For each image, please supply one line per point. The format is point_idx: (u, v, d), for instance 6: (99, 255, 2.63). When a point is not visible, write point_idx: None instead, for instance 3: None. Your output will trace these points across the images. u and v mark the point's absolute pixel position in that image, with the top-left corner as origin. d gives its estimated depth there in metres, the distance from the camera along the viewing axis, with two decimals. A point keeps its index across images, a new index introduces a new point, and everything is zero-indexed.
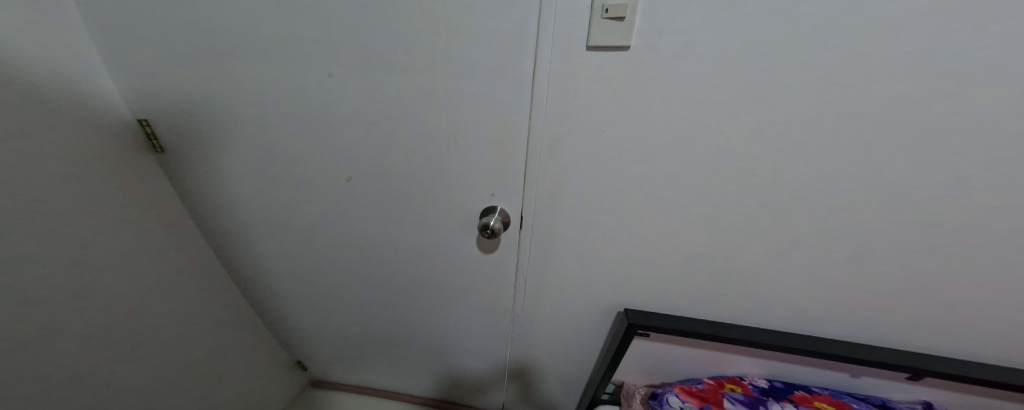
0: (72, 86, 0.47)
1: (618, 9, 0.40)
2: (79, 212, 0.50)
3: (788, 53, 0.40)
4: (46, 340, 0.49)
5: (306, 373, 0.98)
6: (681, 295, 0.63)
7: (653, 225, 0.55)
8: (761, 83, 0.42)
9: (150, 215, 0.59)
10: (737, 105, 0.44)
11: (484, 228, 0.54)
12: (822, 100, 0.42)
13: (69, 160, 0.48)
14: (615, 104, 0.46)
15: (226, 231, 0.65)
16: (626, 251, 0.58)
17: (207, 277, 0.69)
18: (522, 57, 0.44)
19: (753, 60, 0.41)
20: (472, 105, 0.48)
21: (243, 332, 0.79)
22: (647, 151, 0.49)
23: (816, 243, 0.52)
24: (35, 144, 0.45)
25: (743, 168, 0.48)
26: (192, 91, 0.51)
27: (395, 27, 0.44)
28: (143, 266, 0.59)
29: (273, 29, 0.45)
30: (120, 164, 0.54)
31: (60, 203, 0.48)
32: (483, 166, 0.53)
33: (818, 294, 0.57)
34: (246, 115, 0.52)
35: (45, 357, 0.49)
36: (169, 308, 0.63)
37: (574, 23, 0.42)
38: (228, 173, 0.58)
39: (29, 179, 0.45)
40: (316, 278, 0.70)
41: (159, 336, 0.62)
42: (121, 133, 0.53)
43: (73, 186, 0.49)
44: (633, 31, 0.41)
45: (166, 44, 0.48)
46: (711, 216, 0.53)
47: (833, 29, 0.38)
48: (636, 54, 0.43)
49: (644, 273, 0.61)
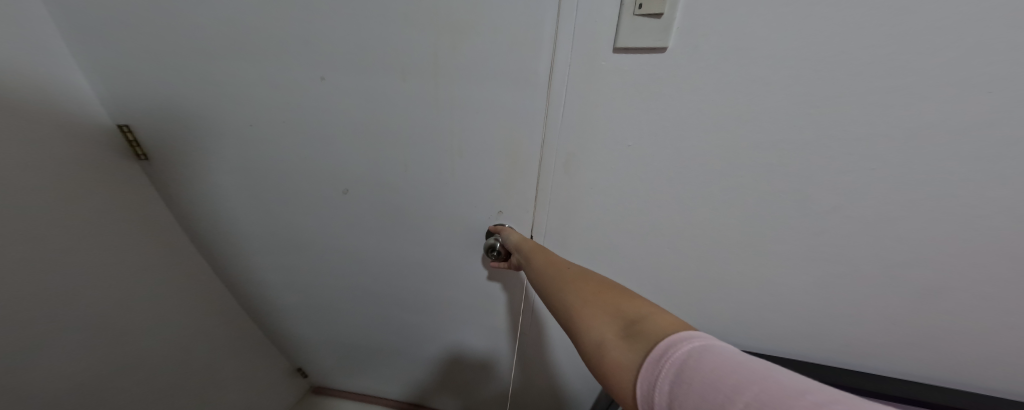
0: (46, 90, 0.43)
1: (654, 4, 0.34)
2: (64, 225, 0.47)
3: (858, 59, 0.33)
4: (42, 359, 0.47)
5: (305, 379, 0.96)
6: (703, 323, 0.57)
7: (677, 249, 0.50)
8: (822, 94, 0.36)
9: (139, 225, 0.56)
10: (791, 119, 0.37)
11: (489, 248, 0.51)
12: (894, 116, 0.35)
13: (47, 170, 0.44)
14: (644, 115, 0.40)
15: (219, 240, 0.61)
16: (645, 275, 0.54)
17: (202, 285, 0.67)
18: (537, 61, 0.39)
19: (815, 65, 0.34)
20: (478, 114, 0.42)
21: (242, 339, 0.77)
22: (676, 169, 0.43)
23: (866, 276, 0.46)
24: (17, 155, 0.41)
25: (788, 191, 0.42)
26: (172, 94, 0.46)
27: (391, 22, 0.38)
28: (135, 277, 0.56)
29: (256, 25, 0.39)
30: (103, 174, 0.50)
31: (43, 217, 0.45)
32: (491, 181, 0.48)
33: (863, 328, 0.51)
34: (232, 122, 0.47)
35: (42, 375, 0.47)
36: (167, 318, 0.62)
37: (599, 20, 0.36)
38: (217, 181, 0.54)
39: (13, 193, 0.41)
40: (313, 288, 0.67)
41: (153, 345, 0.60)
42: (102, 140, 0.49)
43: (56, 198, 0.45)
44: (671, 31, 0.35)
45: (141, 41, 0.42)
46: (744, 242, 0.47)
47: (922, 30, 0.31)
48: (672, 57, 0.36)
49: (662, 299, 0.56)
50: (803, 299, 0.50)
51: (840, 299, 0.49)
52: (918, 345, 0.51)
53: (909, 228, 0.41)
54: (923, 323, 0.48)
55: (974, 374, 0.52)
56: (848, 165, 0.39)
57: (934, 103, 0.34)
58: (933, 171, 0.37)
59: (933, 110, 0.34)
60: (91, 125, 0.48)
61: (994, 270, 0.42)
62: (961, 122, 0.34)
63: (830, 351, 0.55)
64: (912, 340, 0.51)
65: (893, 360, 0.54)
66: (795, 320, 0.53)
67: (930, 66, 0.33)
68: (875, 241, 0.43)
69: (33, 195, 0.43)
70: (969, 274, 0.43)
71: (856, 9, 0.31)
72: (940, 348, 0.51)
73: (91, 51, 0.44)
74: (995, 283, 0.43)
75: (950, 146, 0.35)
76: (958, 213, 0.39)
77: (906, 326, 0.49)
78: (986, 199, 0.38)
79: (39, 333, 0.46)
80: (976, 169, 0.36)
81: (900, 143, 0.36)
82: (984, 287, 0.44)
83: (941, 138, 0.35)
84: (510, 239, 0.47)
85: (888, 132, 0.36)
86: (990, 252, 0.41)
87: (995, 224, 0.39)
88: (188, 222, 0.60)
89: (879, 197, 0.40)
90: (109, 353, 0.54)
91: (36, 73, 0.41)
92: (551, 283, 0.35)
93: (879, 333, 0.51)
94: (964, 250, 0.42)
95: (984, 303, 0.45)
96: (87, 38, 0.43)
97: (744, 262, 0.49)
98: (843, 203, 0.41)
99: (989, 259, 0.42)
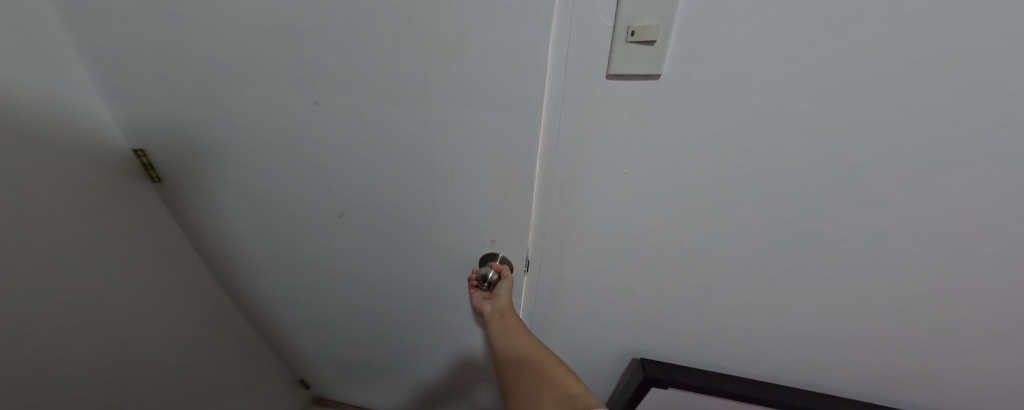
0: (64, 119, 0.45)
1: (646, 32, 0.33)
2: (89, 249, 0.49)
3: (860, 84, 0.32)
4: (68, 378, 0.49)
5: (308, 392, 0.98)
6: (701, 346, 0.56)
7: (674, 276, 0.49)
8: (823, 121, 0.34)
9: (153, 243, 0.58)
10: (790, 147, 0.36)
11: (481, 279, 0.50)
12: (892, 144, 0.34)
13: (69, 197, 0.47)
14: (639, 143, 0.39)
15: (225, 257, 0.63)
16: (641, 299, 0.53)
17: (210, 300, 0.69)
18: (529, 87, 0.37)
19: (816, 90, 0.33)
20: (470, 140, 0.42)
21: (244, 355, 0.78)
22: (673, 197, 0.42)
23: (866, 302, 0.45)
24: (42, 185, 0.44)
25: (786, 219, 0.41)
26: (182, 121, 0.48)
27: (382, 48, 0.38)
28: (149, 295, 0.58)
29: (257, 54, 0.41)
30: (113, 196, 0.51)
31: (70, 242, 0.47)
32: (485, 207, 0.47)
33: (861, 354, 0.50)
34: (235, 147, 0.49)
35: (67, 392, 0.50)
36: (177, 334, 0.64)
37: (592, 46, 0.35)
38: (222, 203, 0.56)
39: (39, 220, 0.44)
40: (314, 305, 0.68)
41: (169, 361, 0.63)
42: (115, 162, 0.51)
43: (82, 223, 0.48)
44: (664, 57, 0.34)
45: (154, 72, 0.44)
46: (743, 268, 0.46)
47: (923, 58, 0.30)
48: (666, 84, 0.35)
49: (659, 323, 0.55)
50: (803, 325, 0.49)
51: (841, 324, 0.48)
52: (917, 371, 0.51)
53: (908, 256, 0.41)
54: (922, 349, 0.48)
55: (973, 398, 0.52)
56: (847, 193, 0.38)
57: (937, 130, 0.33)
58: (931, 196, 0.36)
59: (931, 138, 0.33)
60: (106, 146, 0.49)
61: (998, 299, 0.42)
62: (965, 150, 0.33)
63: (830, 376, 0.54)
64: (909, 365, 0.50)
65: (895, 385, 0.53)
66: (794, 346, 0.52)
67: (935, 91, 0.31)
68: (877, 267, 0.42)
69: (60, 221, 0.46)
70: (972, 302, 0.43)
71: (857, 33, 0.30)
72: (939, 372, 0.50)
73: (109, 76, 0.46)
74: (999, 310, 0.43)
75: (950, 172, 0.35)
76: (955, 238, 0.39)
77: (904, 353, 0.49)
78: (991, 227, 0.37)
79: (65, 352, 0.48)
80: (975, 195, 0.35)
81: (901, 172, 0.36)
82: (988, 314, 0.43)
83: (940, 164, 0.34)
84: (502, 292, 0.50)
85: (887, 160, 0.35)
86: (992, 280, 0.40)
87: (1001, 252, 0.38)
88: (197, 239, 0.62)
89: (877, 224, 0.39)
90: (124, 372, 0.56)
91: (53, 103, 0.43)
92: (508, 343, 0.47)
93: (877, 358, 0.50)
94: (964, 274, 0.41)
95: (986, 327, 0.44)
96: (104, 69, 0.45)
97: (743, 288, 0.48)
98: (849, 236, 0.41)
99: (994, 286, 0.41)
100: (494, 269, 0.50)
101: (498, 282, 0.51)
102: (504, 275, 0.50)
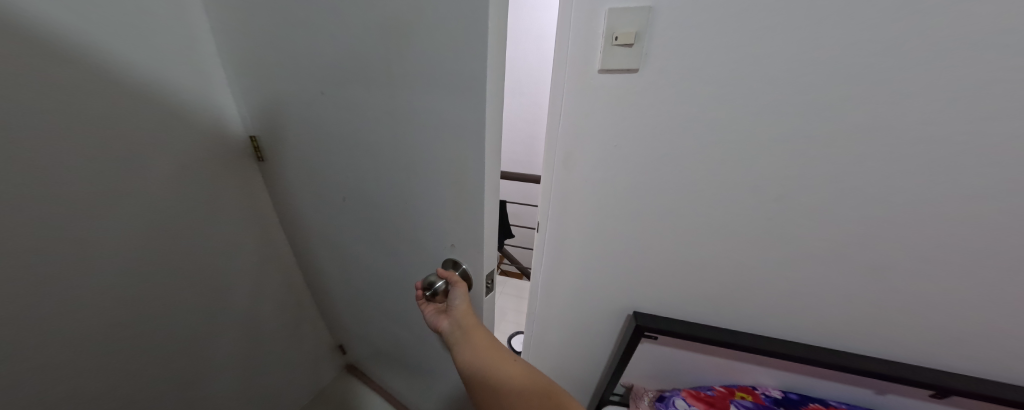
0: (211, 119, 0.58)
1: (627, 36, 0.39)
2: (207, 233, 0.62)
3: (800, 67, 0.38)
4: (181, 333, 0.64)
5: (343, 357, 1.12)
6: (692, 310, 0.58)
7: (664, 242, 0.52)
8: (777, 100, 0.39)
9: (256, 219, 0.72)
10: (743, 125, 0.42)
11: (428, 288, 0.45)
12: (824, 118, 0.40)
13: (200, 192, 0.60)
14: (626, 120, 0.44)
15: (287, 226, 0.77)
16: (637, 269, 0.56)
17: (285, 264, 0.83)
18: (479, 62, 0.32)
19: (759, 75, 0.39)
20: (426, 129, 0.39)
21: (286, 327, 0.89)
22: (657, 170, 0.47)
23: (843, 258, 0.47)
24: (185, 183, 0.57)
25: (750, 178, 0.45)
26: (255, 111, 0.60)
27: (356, 34, 0.39)
28: (242, 268, 0.72)
29: (284, 50, 0.47)
30: (233, 179, 0.65)
31: (195, 229, 0.60)
32: (441, 206, 0.43)
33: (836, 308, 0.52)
34: (281, 133, 0.58)
35: (180, 344, 0.64)
36: (236, 311, 0.73)
37: (586, 45, 0.42)
38: (279, 181, 0.68)
39: (177, 213, 0.57)
40: (337, 279, 0.77)
41: (249, 320, 0.77)
42: (236, 149, 0.64)
43: (207, 212, 0.62)
44: (643, 55, 0.40)
45: (238, 72, 0.56)
46: (719, 232, 0.50)
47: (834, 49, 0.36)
48: (642, 77, 0.41)
49: (649, 287, 0.58)
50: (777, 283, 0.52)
51: (806, 277, 0.50)
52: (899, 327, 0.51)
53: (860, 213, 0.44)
54: (902, 306, 0.49)
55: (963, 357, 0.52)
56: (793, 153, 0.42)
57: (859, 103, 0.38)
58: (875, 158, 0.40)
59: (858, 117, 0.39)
60: (174, 147, 0.54)
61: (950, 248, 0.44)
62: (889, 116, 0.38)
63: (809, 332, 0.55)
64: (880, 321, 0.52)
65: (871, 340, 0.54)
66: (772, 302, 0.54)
67: (847, 76, 0.37)
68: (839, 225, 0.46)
69: (192, 212, 0.59)
70: (948, 261, 0.45)
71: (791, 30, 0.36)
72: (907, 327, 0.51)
73: (200, 78, 0.55)
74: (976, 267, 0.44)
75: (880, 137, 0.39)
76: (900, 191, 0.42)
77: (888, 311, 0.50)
78: (946, 178, 0.40)
79: (180, 314, 0.62)
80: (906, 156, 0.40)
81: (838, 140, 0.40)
82: (958, 268, 0.45)
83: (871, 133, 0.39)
84: (458, 302, 0.46)
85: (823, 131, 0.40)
86: (965, 235, 0.42)
87: (954, 195, 0.41)
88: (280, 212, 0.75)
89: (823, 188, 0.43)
90: (218, 328, 0.71)
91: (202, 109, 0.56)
92: (479, 365, 0.45)
93: (865, 323, 0.52)
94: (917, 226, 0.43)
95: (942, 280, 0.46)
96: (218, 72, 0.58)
97: (721, 247, 0.51)
98: (784, 192, 0.45)
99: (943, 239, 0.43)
100: (442, 277, 0.46)
101: (450, 291, 0.47)
102: (455, 283, 0.46)
